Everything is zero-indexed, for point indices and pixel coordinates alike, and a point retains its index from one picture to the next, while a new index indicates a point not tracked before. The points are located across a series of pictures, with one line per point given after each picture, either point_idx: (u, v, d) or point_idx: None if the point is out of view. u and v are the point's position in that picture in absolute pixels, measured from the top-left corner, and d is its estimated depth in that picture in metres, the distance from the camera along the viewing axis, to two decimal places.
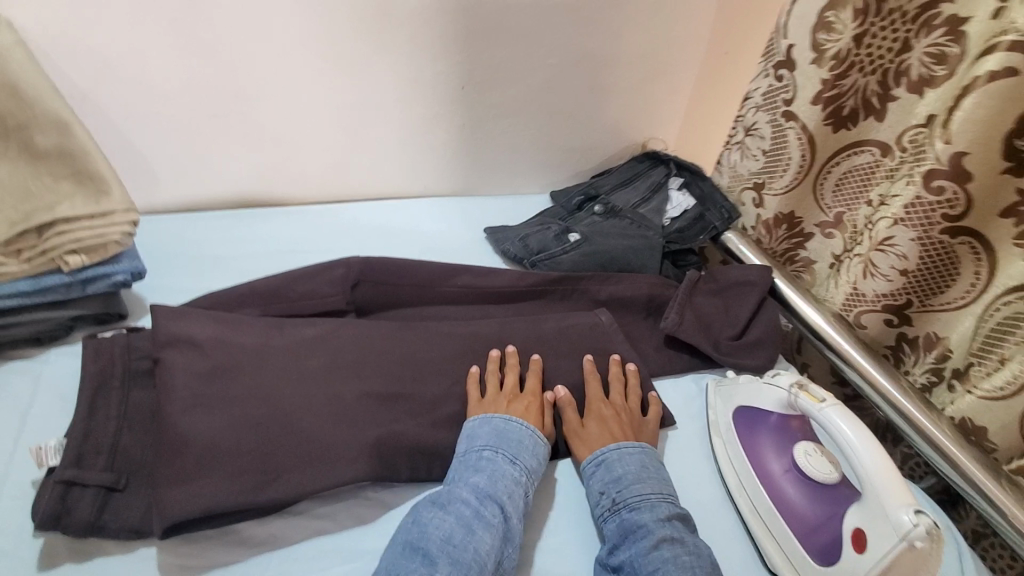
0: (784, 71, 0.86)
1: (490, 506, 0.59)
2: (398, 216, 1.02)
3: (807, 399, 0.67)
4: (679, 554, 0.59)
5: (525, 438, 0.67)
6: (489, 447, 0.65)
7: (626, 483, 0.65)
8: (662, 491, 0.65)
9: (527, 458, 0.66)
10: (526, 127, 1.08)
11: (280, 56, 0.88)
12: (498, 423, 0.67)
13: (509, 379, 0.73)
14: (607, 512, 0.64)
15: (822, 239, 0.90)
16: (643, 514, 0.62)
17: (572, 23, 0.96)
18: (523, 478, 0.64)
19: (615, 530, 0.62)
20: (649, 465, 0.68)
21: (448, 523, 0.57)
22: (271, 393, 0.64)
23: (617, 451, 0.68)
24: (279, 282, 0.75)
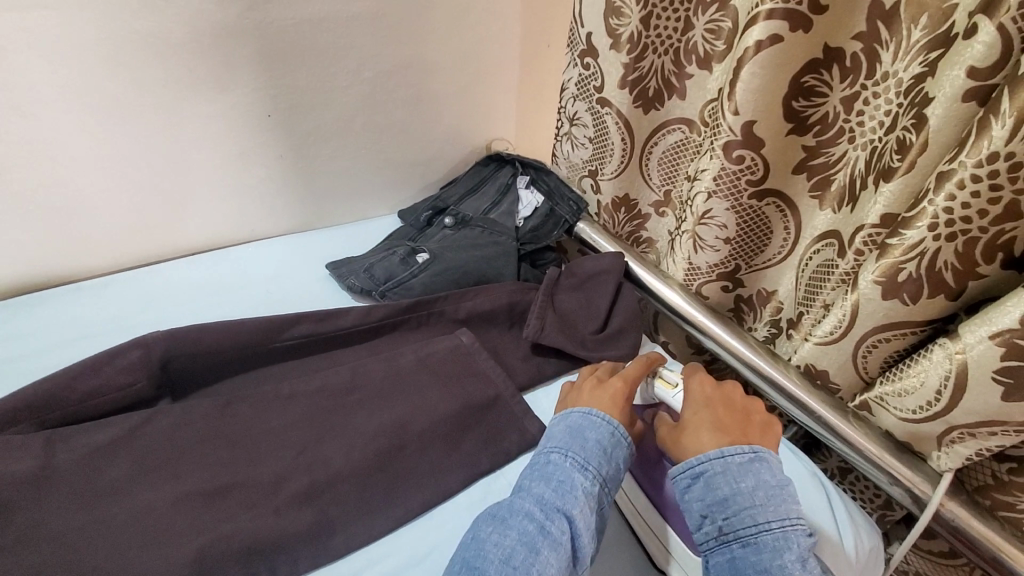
0: (589, 59, 0.87)
1: (558, 520, 0.54)
2: (224, 269, 0.91)
3: (664, 386, 0.72)
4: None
5: (604, 438, 0.62)
6: (565, 452, 0.60)
7: (737, 511, 0.54)
8: (787, 519, 0.54)
9: (605, 464, 0.60)
10: (355, 148, 1.00)
11: (26, 114, 0.73)
12: (577, 418, 0.64)
13: (358, 432, 0.66)
14: (715, 541, 0.55)
15: (658, 218, 0.95)
16: (762, 555, 0.52)
17: (377, 33, 0.89)
18: (596, 487, 0.58)
19: (724, 562, 0.54)
20: (773, 482, 0.56)
21: (507, 542, 0.52)
22: (59, 525, 0.54)
23: (720, 462, 0.57)
24: (56, 383, 0.62)
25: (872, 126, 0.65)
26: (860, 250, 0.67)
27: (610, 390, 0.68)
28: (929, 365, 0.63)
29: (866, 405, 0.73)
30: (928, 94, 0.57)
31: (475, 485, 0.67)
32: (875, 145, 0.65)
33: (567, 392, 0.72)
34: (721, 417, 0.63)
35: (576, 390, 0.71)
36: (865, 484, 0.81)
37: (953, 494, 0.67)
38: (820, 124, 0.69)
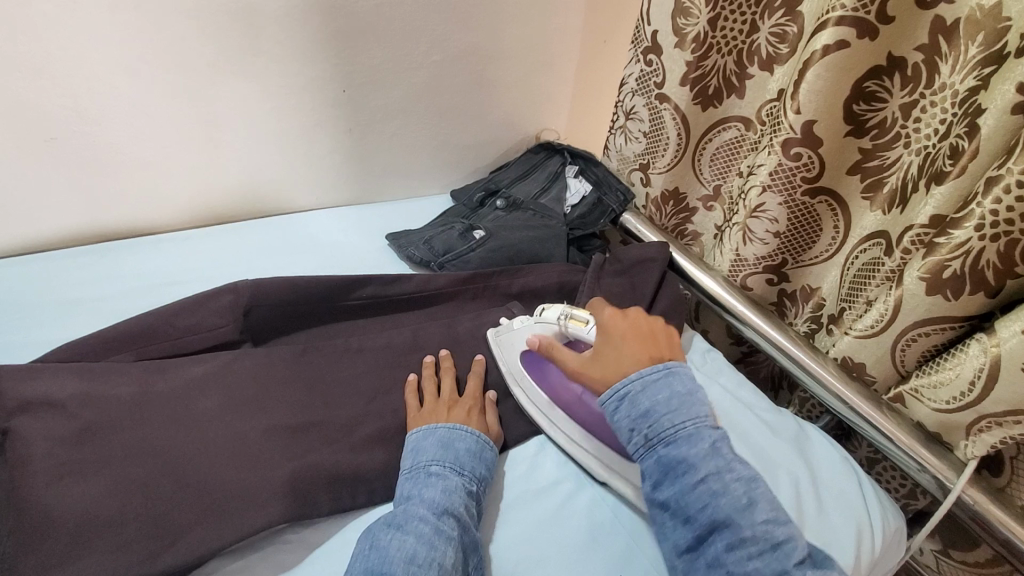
0: (652, 56, 0.90)
1: (449, 518, 0.56)
2: (292, 233, 0.95)
3: (575, 325, 0.72)
4: (727, 484, 0.54)
5: (471, 445, 0.64)
6: (439, 460, 0.61)
7: (656, 417, 0.58)
8: (698, 417, 0.58)
9: (477, 466, 0.63)
10: (418, 128, 1.03)
11: (129, 69, 0.76)
12: (440, 435, 0.64)
13: (435, 396, 0.69)
14: (644, 452, 0.58)
15: (705, 213, 1.00)
16: (681, 449, 0.56)
17: (451, 18, 0.93)
18: (473, 487, 0.61)
19: (653, 466, 0.57)
20: (681, 389, 0.60)
21: (409, 542, 0.53)
22: (158, 445, 0.57)
23: (639, 379, 0.61)
24: (157, 320, 0.67)
25: (927, 133, 0.69)
26: (908, 249, 0.72)
27: (467, 410, 0.68)
28: (965, 359, 0.68)
29: (900, 397, 0.77)
30: (981, 106, 0.62)
31: (529, 441, 0.73)
32: (928, 151, 0.69)
33: (411, 418, 0.67)
34: (634, 341, 0.65)
35: (433, 409, 0.67)
36: (892, 471, 0.87)
37: (976, 480, 0.71)
38: (878, 128, 0.74)
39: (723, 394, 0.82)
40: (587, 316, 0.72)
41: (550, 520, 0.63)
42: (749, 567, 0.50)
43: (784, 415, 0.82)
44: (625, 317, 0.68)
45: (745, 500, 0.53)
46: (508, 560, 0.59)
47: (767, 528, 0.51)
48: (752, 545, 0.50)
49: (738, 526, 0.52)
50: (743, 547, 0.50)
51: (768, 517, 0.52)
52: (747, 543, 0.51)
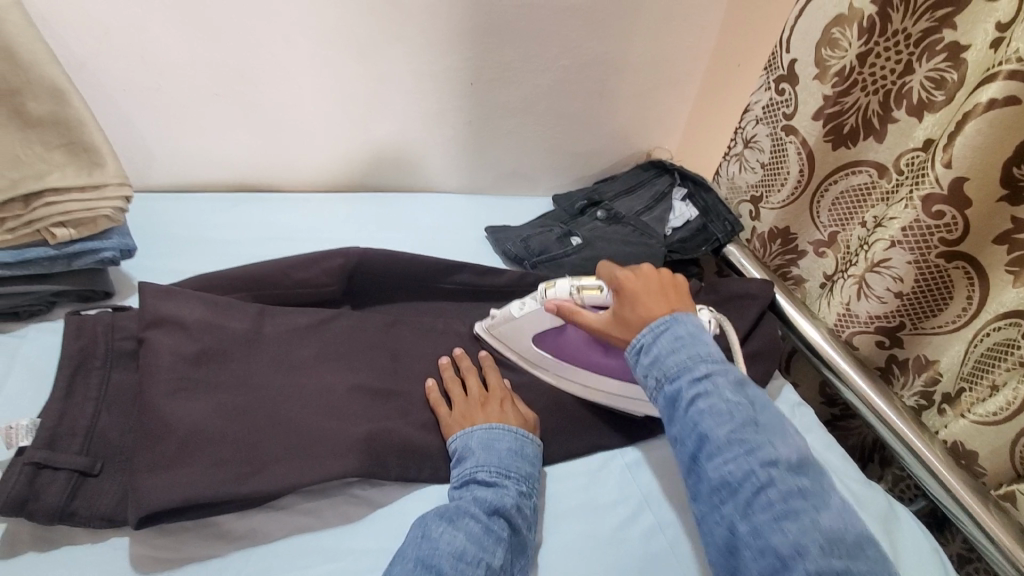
0: (786, 85, 0.87)
1: (498, 519, 0.55)
2: (399, 211, 1.00)
3: (590, 294, 0.68)
4: (715, 405, 0.52)
5: (513, 444, 0.63)
6: (485, 461, 0.60)
7: (663, 360, 0.56)
8: (702, 352, 0.55)
9: (524, 467, 0.62)
10: (532, 129, 1.05)
11: (289, 40, 0.83)
12: (480, 436, 0.62)
13: (479, 391, 0.67)
14: (652, 390, 0.56)
15: (814, 257, 0.92)
16: (679, 381, 0.54)
17: (586, 24, 0.94)
18: (523, 488, 0.60)
19: (657, 400, 0.56)
20: (688, 331, 0.57)
21: (459, 539, 0.52)
22: (261, 378, 0.62)
23: (649, 331, 0.58)
24: (275, 269, 0.73)
25: None
26: None
27: (500, 405, 0.66)
28: None
29: (1012, 495, 0.71)
30: None
31: (593, 455, 0.71)
32: None
33: (443, 423, 0.65)
34: (653, 298, 0.62)
35: (464, 410, 0.65)
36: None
37: None
38: None
39: None
40: (599, 282, 0.69)
41: (602, 538, 0.62)
42: (726, 472, 0.50)
43: (873, 488, 0.76)
44: (638, 276, 0.65)
45: (730, 416, 0.51)
46: (556, 566, 0.59)
47: (746, 439, 0.50)
48: (729, 453, 0.50)
49: (719, 440, 0.51)
50: (722, 458, 0.50)
51: (752, 429, 0.51)
52: (725, 453, 0.50)
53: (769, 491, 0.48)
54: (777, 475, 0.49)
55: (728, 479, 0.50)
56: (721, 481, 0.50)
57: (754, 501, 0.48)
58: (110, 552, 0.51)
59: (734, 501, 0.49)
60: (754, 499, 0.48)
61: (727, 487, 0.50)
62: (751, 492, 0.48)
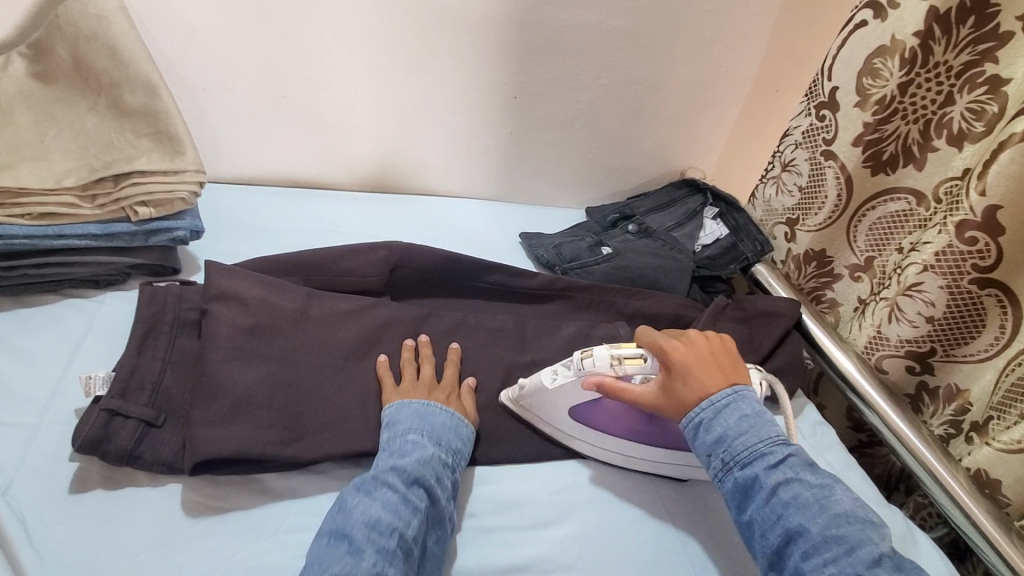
0: (827, 112, 0.88)
1: (417, 490, 0.57)
2: (440, 213, 1.05)
3: (634, 364, 0.66)
4: (800, 493, 0.56)
5: (448, 420, 0.65)
6: (415, 430, 0.62)
7: (730, 440, 0.60)
8: (770, 436, 0.60)
9: (454, 440, 0.64)
10: (571, 143, 1.10)
11: (352, 50, 0.90)
12: (417, 407, 0.65)
13: (432, 380, 0.69)
14: (720, 474, 0.60)
15: (849, 281, 0.92)
16: (754, 468, 0.58)
17: (629, 47, 0.99)
18: (449, 461, 0.62)
19: (731, 489, 0.59)
20: (752, 411, 0.62)
21: (374, 508, 0.55)
22: (305, 354, 0.67)
23: (710, 407, 0.62)
24: (324, 257, 0.79)
25: None
26: None
27: (446, 396, 0.68)
28: None
29: None
30: None
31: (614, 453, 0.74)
32: None
33: (386, 394, 0.66)
34: (705, 368, 0.64)
35: (410, 387, 0.67)
36: None
37: None
38: None
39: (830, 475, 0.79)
40: (640, 352, 0.66)
41: (616, 529, 0.65)
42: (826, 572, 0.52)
43: (891, 510, 0.77)
44: (686, 344, 0.65)
45: (819, 507, 0.55)
46: (572, 552, 0.62)
47: (841, 533, 0.53)
48: (829, 553, 0.52)
49: (813, 535, 0.54)
50: (819, 555, 0.53)
51: (844, 520, 0.54)
52: (821, 550, 0.53)
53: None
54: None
55: None
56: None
57: None
58: (164, 494, 0.57)
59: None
60: None
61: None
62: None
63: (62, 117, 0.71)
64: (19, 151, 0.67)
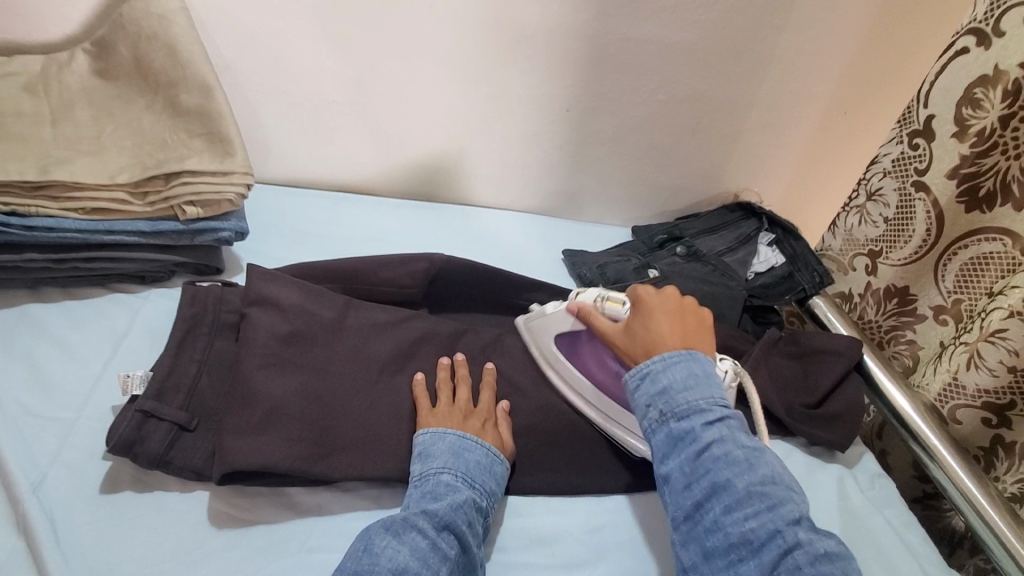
0: (920, 140, 0.82)
1: (449, 537, 0.54)
2: (482, 225, 1.03)
3: (613, 305, 0.69)
4: (733, 451, 0.53)
5: (483, 458, 0.62)
6: (449, 469, 0.59)
7: (673, 393, 0.57)
8: (712, 395, 0.57)
9: (488, 482, 0.61)
10: (621, 160, 1.06)
11: (406, 58, 0.89)
12: (451, 441, 0.62)
13: (467, 404, 0.66)
14: (655, 424, 0.57)
15: (932, 323, 0.85)
16: (691, 421, 0.55)
17: (690, 64, 0.95)
18: (482, 504, 0.59)
19: (662, 440, 0.56)
20: (700, 370, 0.59)
21: (402, 554, 0.51)
22: (338, 366, 0.66)
23: (660, 361, 0.59)
24: (364, 266, 0.77)
25: None
26: None
27: (481, 422, 0.65)
28: None
29: None
30: None
31: (654, 491, 0.70)
32: None
33: (421, 416, 0.64)
34: (667, 322, 0.62)
35: (445, 414, 0.64)
36: None
37: None
38: None
39: (889, 535, 0.72)
40: (624, 297, 0.69)
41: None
42: (744, 527, 0.50)
43: None
44: (660, 295, 0.65)
45: (747, 465, 0.53)
46: None
47: (766, 491, 0.51)
48: (750, 508, 0.51)
49: (737, 490, 0.51)
50: (740, 509, 0.51)
51: (770, 481, 0.52)
52: (743, 504, 0.51)
53: (795, 553, 0.48)
54: (800, 536, 0.49)
55: (749, 537, 0.50)
56: (740, 537, 0.50)
57: (777, 564, 0.48)
58: (191, 501, 0.55)
59: (756, 561, 0.49)
60: (777, 561, 0.48)
61: (746, 543, 0.50)
62: (776, 553, 0.48)
63: (121, 114, 0.73)
64: (78, 146, 0.69)
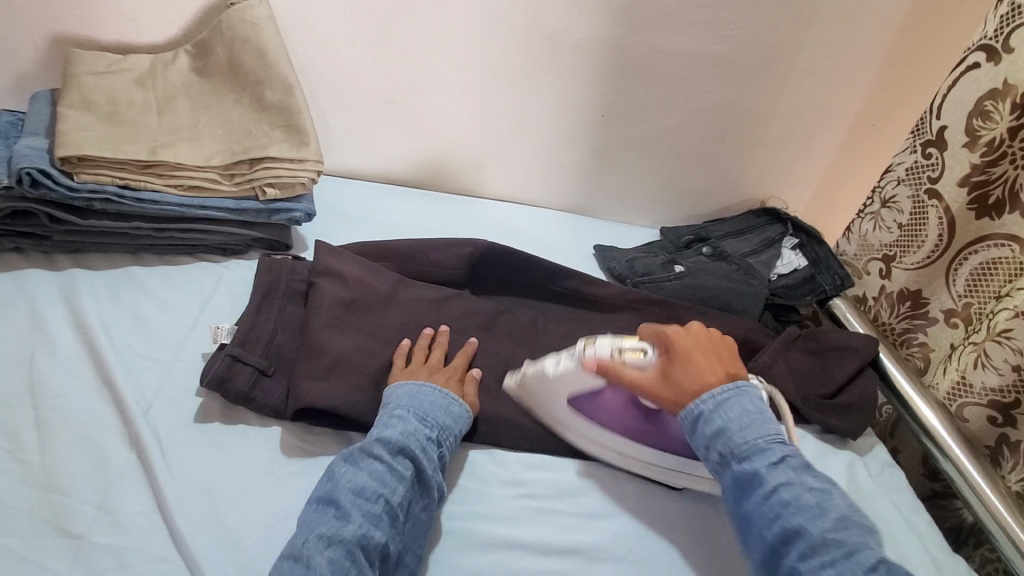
0: (933, 150, 0.87)
1: (402, 461, 0.61)
2: (520, 219, 1.11)
3: (634, 355, 0.69)
4: (800, 493, 0.57)
5: (437, 398, 0.67)
6: (403, 406, 0.65)
7: (731, 434, 0.62)
8: (770, 434, 0.62)
9: (442, 417, 0.66)
10: (652, 163, 1.13)
11: (457, 63, 0.98)
12: (410, 388, 0.67)
13: (438, 364, 0.72)
14: (720, 467, 0.62)
15: (942, 325, 0.89)
16: (754, 463, 0.60)
17: (719, 74, 1.02)
18: (436, 436, 0.65)
19: (729, 484, 0.61)
20: (753, 407, 0.64)
21: (359, 477, 0.58)
22: (392, 333, 0.75)
23: (711, 399, 0.64)
24: (415, 248, 0.86)
25: None
26: None
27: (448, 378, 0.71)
28: None
29: None
30: None
31: None
32: None
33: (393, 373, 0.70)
34: (706, 360, 0.68)
35: (415, 369, 0.70)
36: None
37: None
38: None
39: (897, 518, 0.77)
40: (641, 344, 0.70)
41: (668, 533, 0.67)
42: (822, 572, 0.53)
43: (956, 560, 0.74)
44: (686, 335, 0.70)
45: (818, 508, 0.56)
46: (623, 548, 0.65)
47: (841, 537, 0.55)
48: (826, 555, 0.54)
49: (809, 534, 0.55)
50: (815, 555, 0.54)
51: (839, 522, 0.55)
52: (817, 550, 0.54)
53: None
54: None
55: None
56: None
57: None
58: (268, 434, 0.64)
59: None
60: None
61: None
62: None
63: (215, 107, 0.84)
64: (179, 133, 0.80)
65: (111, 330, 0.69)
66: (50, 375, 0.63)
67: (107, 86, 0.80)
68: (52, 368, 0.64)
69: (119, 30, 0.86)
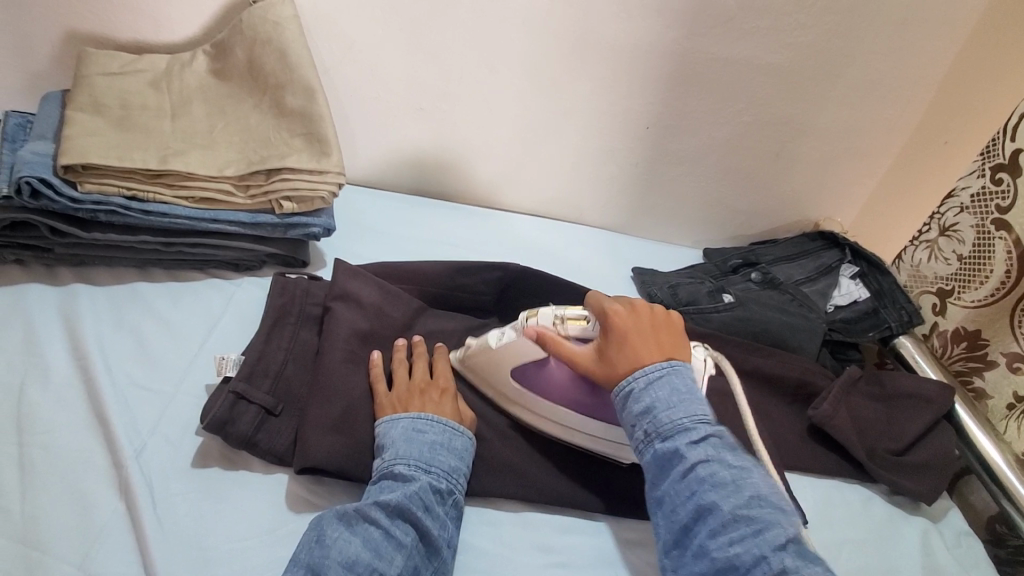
0: (1004, 174, 0.78)
1: (402, 523, 0.54)
2: (553, 237, 1.03)
3: (575, 325, 0.63)
4: (717, 471, 0.52)
5: (441, 438, 0.60)
6: (403, 456, 0.58)
7: (657, 411, 0.56)
8: (698, 413, 0.56)
9: (446, 463, 0.59)
10: (699, 180, 1.04)
11: (493, 69, 0.91)
12: (404, 426, 0.60)
13: (423, 379, 0.65)
14: (642, 445, 0.56)
15: (1005, 372, 0.80)
16: (676, 441, 0.54)
17: (778, 85, 0.93)
18: (441, 486, 0.57)
19: (649, 462, 0.55)
20: (685, 387, 0.58)
21: (353, 546, 0.51)
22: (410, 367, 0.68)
23: (642, 378, 0.58)
24: (440, 270, 0.79)
25: None
26: None
27: (438, 394, 0.64)
28: None
29: None
30: None
31: None
32: None
33: (376, 402, 0.63)
34: (643, 340, 0.60)
35: (400, 393, 0.63)
36: None
37: None
38: None
39: None
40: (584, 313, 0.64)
41: None
42: (731, 552, 0.48)
43: None
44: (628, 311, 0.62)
45: (734, 487, 0.51)
46: None
47: (753, 514, 0.50)
48: (736, 531, 0.49)
49: (723, 512, 0.50)
50: (726, 534, 0.49)
51: (755, 501, 0.51)
52: (729, 528, 0.49)
53: None
54: (789, 563, 0.47)
55: (735, 562, 0.48)
56: (726, 562, 0.48)
57: None
58: (272, 484, 0.58)
59: None
60: None
61: (733, 570, 0.48)
62: None
63: (232, 113, 0.78)
64: (193, 140, 0.74)
65: (110, 356, 0.64)
66: (41, 407, 0.58)
67: (118, 88, 0.74)
68: (42, 400, 0.59)
69: (136, 28, 0.80)
